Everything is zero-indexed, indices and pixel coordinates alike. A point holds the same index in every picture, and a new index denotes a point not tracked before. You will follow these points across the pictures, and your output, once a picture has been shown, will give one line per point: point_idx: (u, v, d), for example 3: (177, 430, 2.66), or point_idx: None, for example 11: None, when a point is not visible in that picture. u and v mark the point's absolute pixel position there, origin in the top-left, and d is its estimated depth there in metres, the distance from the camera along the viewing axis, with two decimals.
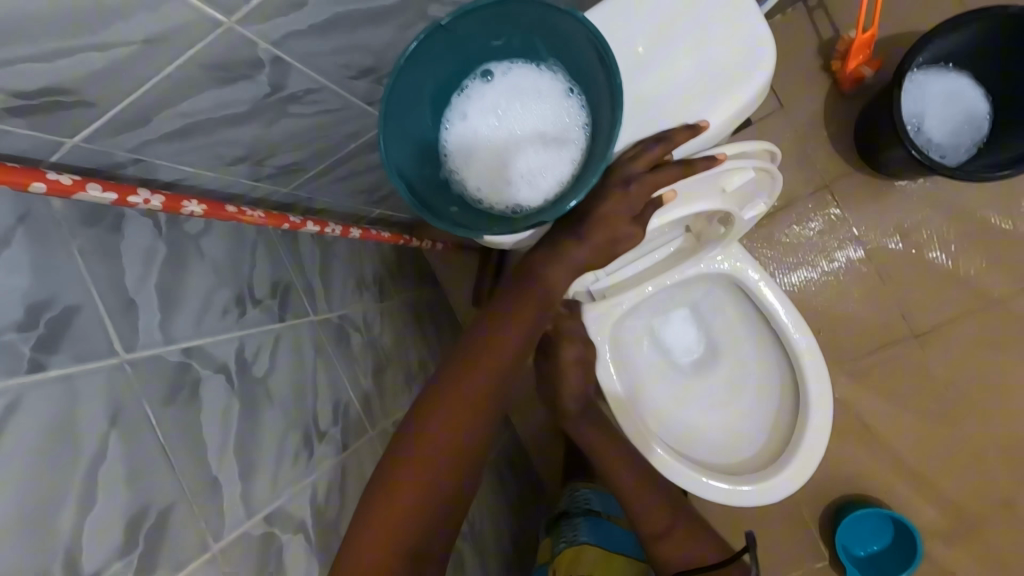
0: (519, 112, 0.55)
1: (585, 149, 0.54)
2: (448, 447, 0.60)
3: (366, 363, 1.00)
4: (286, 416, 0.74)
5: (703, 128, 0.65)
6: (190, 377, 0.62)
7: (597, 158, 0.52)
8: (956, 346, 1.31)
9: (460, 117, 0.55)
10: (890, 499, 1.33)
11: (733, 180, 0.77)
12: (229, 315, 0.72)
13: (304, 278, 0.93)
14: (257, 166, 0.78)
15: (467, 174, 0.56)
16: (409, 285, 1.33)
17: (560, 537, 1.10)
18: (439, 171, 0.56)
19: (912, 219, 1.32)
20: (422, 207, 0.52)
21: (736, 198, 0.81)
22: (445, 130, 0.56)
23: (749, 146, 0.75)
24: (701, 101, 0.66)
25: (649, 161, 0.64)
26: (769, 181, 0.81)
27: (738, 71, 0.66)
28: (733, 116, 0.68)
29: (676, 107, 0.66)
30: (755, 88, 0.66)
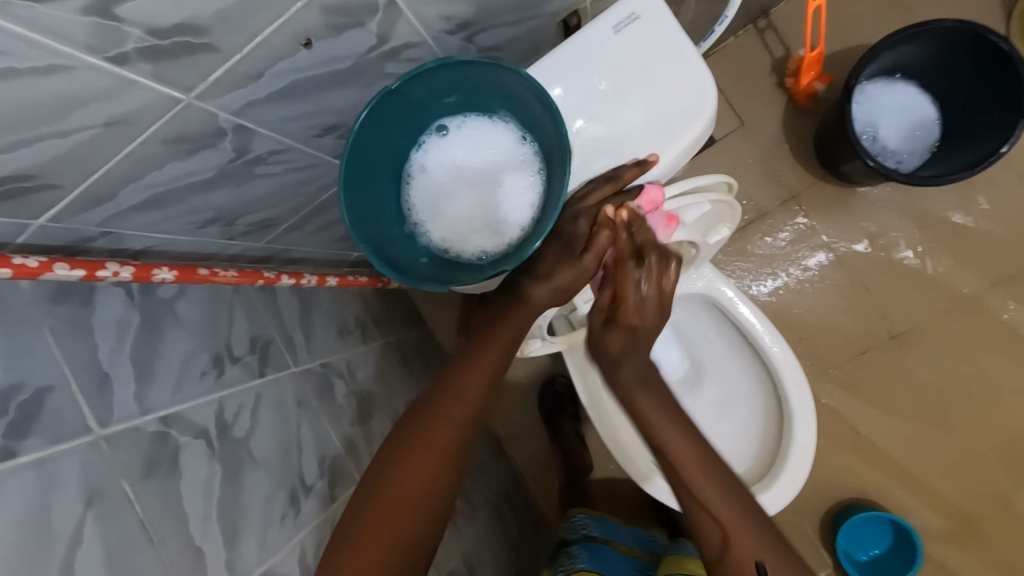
0: (476, 164, 0.56)
1: (542, 194, 0.56)
2: (425, 493, 0.59)
3: (352, 411, 0.99)
4: (270, 475, 0.73)
5: (652, 163, 0.67)
6: (169, 447, 0.62)
7: (553, 203, 0.53)
8: (934, 343, 1.33)
9: (421, 172, 0.57)
10: (887, 501, 1.34)
11: (690, 212, 0.78)
12: (206, 377, 0.72)
13: (284, 332, 0.93)
14: (229, 225, 0.78)
15: (431, 226, 0.57)
16: (391, 324, 1.33)
17: (559, 565, 1.09)
18: (406, 225, 0.57)
19: (879, 223, 1.35)
20: (389, 264, 0.53)
21: (695, 228, 0.81)
22: (407, 185, 0.57)
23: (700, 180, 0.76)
24: (650, 139, 0.69)
25: (600, 199, 0.67)
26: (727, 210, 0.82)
27: (687, 109, 0.69)
28: (681, 150, 0.70)
29: (627, 144, 0.69)
30: (701, 122, 0.69)
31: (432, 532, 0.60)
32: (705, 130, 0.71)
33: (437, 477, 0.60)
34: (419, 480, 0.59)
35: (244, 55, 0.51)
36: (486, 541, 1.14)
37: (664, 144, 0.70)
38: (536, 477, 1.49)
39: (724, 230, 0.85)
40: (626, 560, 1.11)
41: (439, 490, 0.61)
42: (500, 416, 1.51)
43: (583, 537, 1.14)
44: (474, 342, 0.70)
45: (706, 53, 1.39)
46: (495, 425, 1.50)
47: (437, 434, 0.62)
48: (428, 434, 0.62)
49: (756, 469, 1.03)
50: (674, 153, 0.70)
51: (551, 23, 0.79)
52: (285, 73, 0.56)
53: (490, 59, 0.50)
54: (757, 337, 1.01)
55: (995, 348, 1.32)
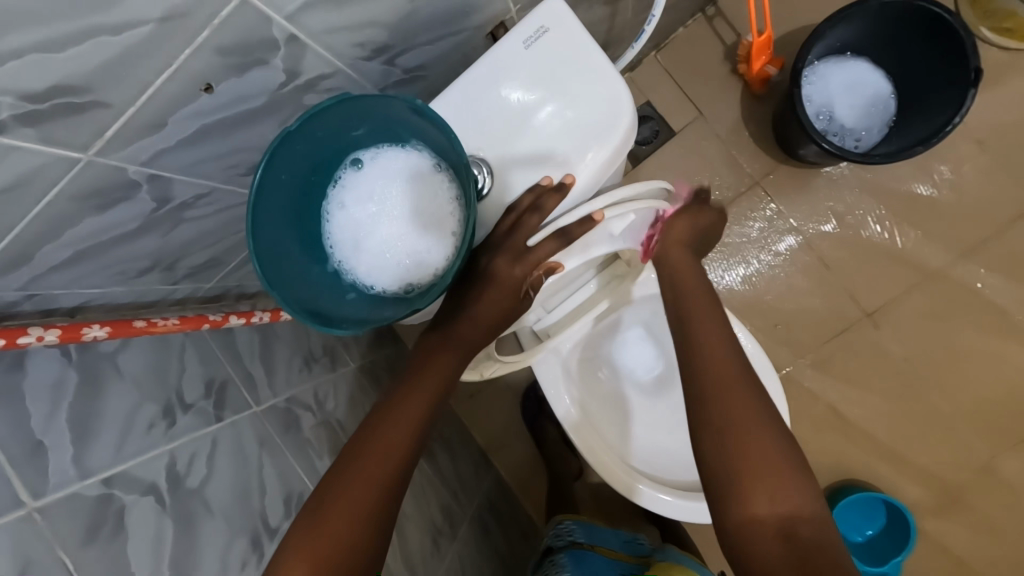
0: (393, 195, 0.55)
1: (461, 220, 0.55)
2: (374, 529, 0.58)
3: (322, 443, 0.98)
4: (228, 523, 0.72)
5: (568, 183, 0.66)
6: (113, 508, 0.60)
7: (469, 229, 0.52)
8: (912, 315, 1.32)
9: (338, 208, 0.56)
10: (877, 480, 1.33)
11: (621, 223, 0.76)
12: (155, 430, 0.70)
13: (242, 371, 0.92)
14: (169, 271, 0.77)
15: (354, 261, 0.55)
16: (363, 347, 1.32)
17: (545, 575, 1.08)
18: (328, 262, 0.56)
19: (844, 202, 1.34)
20: (308, 307, 0.52)
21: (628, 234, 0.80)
22: (327, 223, 0.56)
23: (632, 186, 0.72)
24: (566, 156, 0.68)
25: (520, 231, 0.66)
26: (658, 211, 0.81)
27: (602, 119, 0.68)
28: (599, 169, 0.69)
29: (547, 163, 0.68)
30: (621, 134, 0.68)
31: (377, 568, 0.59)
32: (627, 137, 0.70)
33: (380, 511, 0.59)
34: (360, 519, 0.58)
35: (138, 107, 0.49)
36: (472, 558, 1.13)
37: (577, 162, 0.68)
38: (524, 486, 1.49)
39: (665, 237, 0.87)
40: (612, 563, 1.09)
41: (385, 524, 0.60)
42: (483, 428, 1.49)
43: (567, 543, 1.13)
44: (414, 370, 0.69)
45: (658, 46, 1.38)
46: (480, 437, 1.49)
47: (379, 469, 0.61)
48: (370, 470, 0.60)
49: None
50: (586, 164, 0.68)
51: (476, 37, 0.78)
52: (191, 118, 0.55)
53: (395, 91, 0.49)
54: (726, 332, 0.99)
55: (972, 319, 1.31)
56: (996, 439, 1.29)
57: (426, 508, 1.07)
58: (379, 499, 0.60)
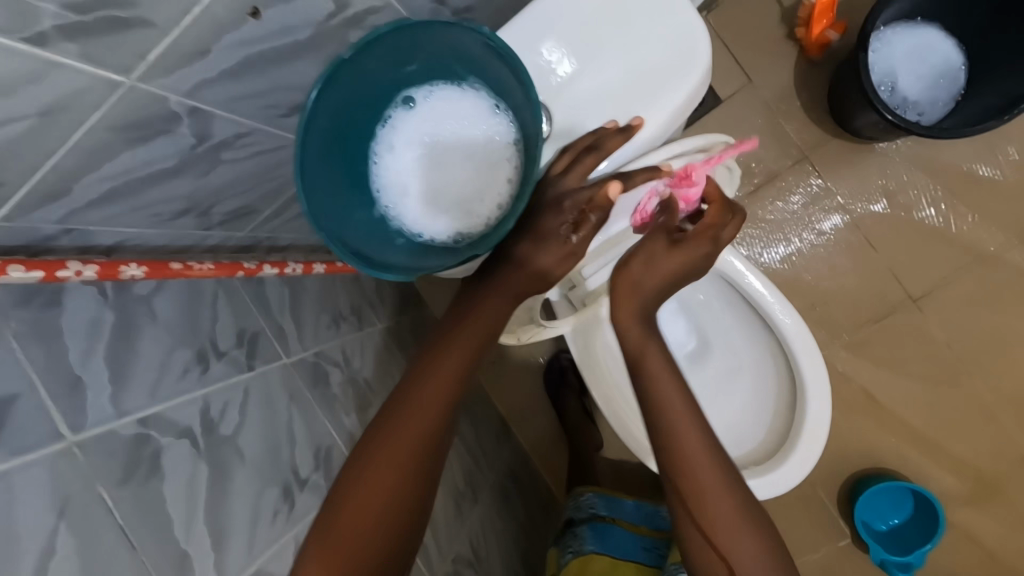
0: (450, 141, 0.52)
1: (519, 168, 0.51)
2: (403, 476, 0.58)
3: (348, 401, 0.97)
4: (260, 473, 0.71)
5: (636, 127, 0.61)
6: (149, 450, 0.60)
7: (530, 177, 0.49)
8: (961, 302, 1.26)
9: (388, 150, 0.53)
10: (906, 470, 1.30)
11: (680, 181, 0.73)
12: (189, 375, 0.70)
13: (272, 322, 0.91)
14: (203, 215, 0.75)
15: (403, 208, 0.52)
16: (390, 312, 1.30)
17: (566, 547, 1.11)
18: (375, 207, 0.53)
19: (897, 181, 1.28)
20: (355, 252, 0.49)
21: None
22: (375, 165, 0.53)
23: (692, 141, 0.71)
24: (632, 102, 0.65)
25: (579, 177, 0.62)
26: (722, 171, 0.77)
27: (668, 66, 0.65)
28: (666, 118, 0.66)
29: (610, 109, 0.65)
30: (692, 82, 0.65)
31: (404, 536, 0.58)
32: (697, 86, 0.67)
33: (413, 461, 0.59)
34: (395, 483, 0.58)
35: (182, 29, 0.47)
36: (492, 524, 1.14)
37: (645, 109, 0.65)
38: (544, 456, 1.48)
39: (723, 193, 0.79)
40: (633, 539, 1.09)
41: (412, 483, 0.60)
42: (505, 397, 1.48)
43: (591, 516, 1.13)
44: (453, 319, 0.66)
45: (710, 6, 1.30)
46: (499, 405, 1.48)
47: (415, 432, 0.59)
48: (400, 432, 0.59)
49: (767, 445, 1.00)
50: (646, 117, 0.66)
51: None
52: (234, 48, 0.52)
53: (471, 23, 0.45)
54: (771, 309, 0.96)
55: None
56: None
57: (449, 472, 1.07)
58: (414, 460, 0.59)
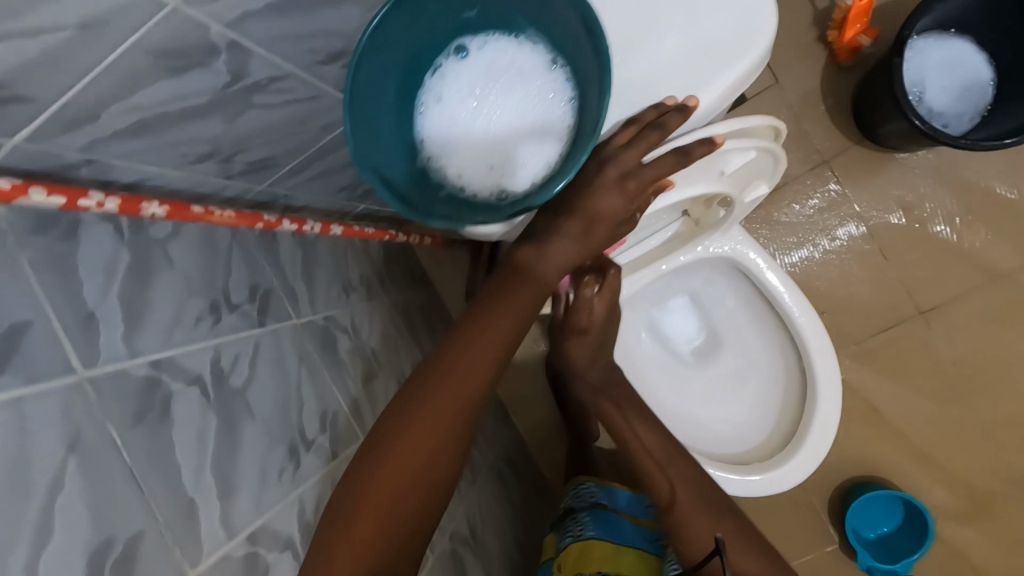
0: (499, 92, 0.52)
1: (572, 126, 0.52)
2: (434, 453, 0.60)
3: (356, 369, 0.95)
4: (268, 430, 0.69)
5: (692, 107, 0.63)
6: (160, 394, 0.58)
7: (586, 136, 0.50)
8: (967, 317, 1.27)
9: (436, 99, 0.53)
10: (899, 480, 1.31)
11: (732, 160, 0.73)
12: (201, 323, 0.68)
13: (285, 282, 0.89)
14: (226, 162, 0.73)
15: (448, 159, 0.53)
16: (398, 288, 1.29)
17: (566, 531, 1.11)
18: (416, 155, 0.53)
19: (915, 193, 1.28)
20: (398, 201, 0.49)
21: (736, 179, 0.76)
22: (420, 113, 0.53)
23: (760, 120, 0.69)
24: (690, 74, 0.65)
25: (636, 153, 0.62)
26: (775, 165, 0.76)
27: (728, 41, 0.64)
28: (723, 94, 0.66)
29: (667, 80, 0.65)
30: (752, 57, 0.65)
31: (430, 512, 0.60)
32: (756, 64, 0.66)
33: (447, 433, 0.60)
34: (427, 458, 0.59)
35: None
36: (489, 505, 1.13)
37: (703, 82, 0.65)
38: (542, 445, 1.48)
39: (762, 186, 0.78)
40: (636, 530, 1.09)
41: (427, 445, 0.59)
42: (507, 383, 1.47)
43: (591, 505, 1.13)
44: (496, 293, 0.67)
45: None
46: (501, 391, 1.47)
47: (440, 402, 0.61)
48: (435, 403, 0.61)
49: (774, 442, 1.00)
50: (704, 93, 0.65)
51: None
52: None
53: None
54: (784, 308, 0.96)
55: None
56: None
57: None
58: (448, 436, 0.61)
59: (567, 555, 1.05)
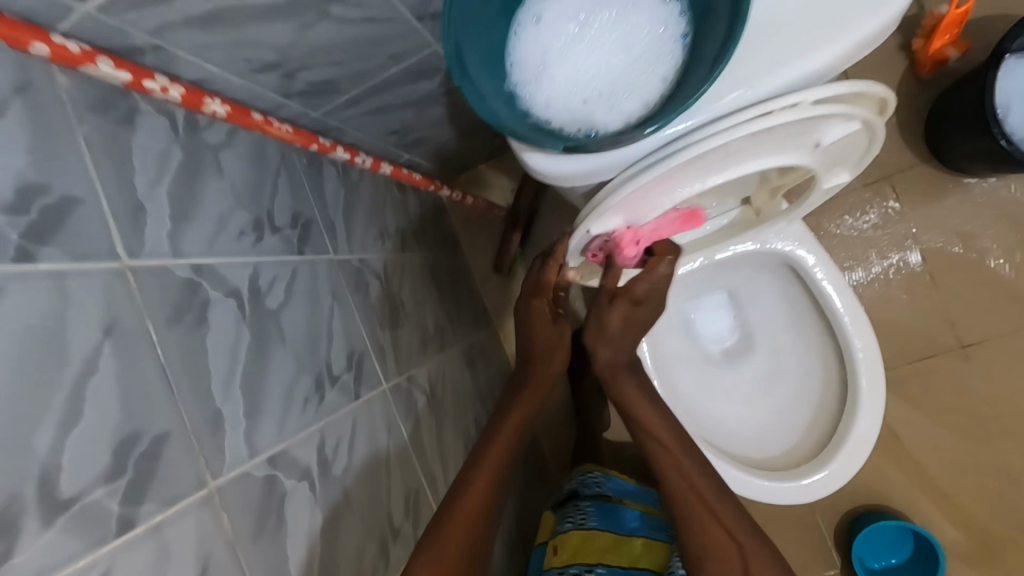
0: (599, 23, 0.53)
1: (678, 68, 0.53)
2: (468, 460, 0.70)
3: (384, 316, 0.93)
4: (298, 357, 0.67)
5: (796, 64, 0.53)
6: (199, 299, 0.55)
7: (694, 80, 0.51)
8: (1013, 358, 1.22)
9: (538, 18, 0.54)
10: (913, 514, 1.26)
11: (831, 132, 0.63)
12: (244, 239, 0.65)
13: (326, 216, 0.86)
14: (288, 78, 0.70)
15: (543, 80, 0.54)
16: (430, 247, 1.26)
17: (566, 517, 1.08)
18: (505, 82, 0.54)
19: (977, 223, 1.23)
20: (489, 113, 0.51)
21: (828, 154, 0.67)
22: (520, 30, 0.54)
23: (882, 88, 0.58)
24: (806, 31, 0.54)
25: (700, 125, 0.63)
26: (869, 143, 0.68)
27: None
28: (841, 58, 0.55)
29: (778, 35, 0.54)
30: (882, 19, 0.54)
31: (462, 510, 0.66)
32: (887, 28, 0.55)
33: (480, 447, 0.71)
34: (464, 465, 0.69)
35: None
36: None
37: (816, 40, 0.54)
38: (551, 428, 1.45)
39: (844, 174, 0.73)
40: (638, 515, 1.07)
41: None
42: None
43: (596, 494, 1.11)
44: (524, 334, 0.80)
45: None
46: None
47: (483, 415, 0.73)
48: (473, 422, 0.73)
49: (805, 451, 0.96)
50: (824, 57, 0.54)
51: None
52: None
53: None
54: (835, 313, 0.91)
55: None
56: None
57: (461, 414, 1.08)
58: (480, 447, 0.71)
59: (566, 541, 1.02)
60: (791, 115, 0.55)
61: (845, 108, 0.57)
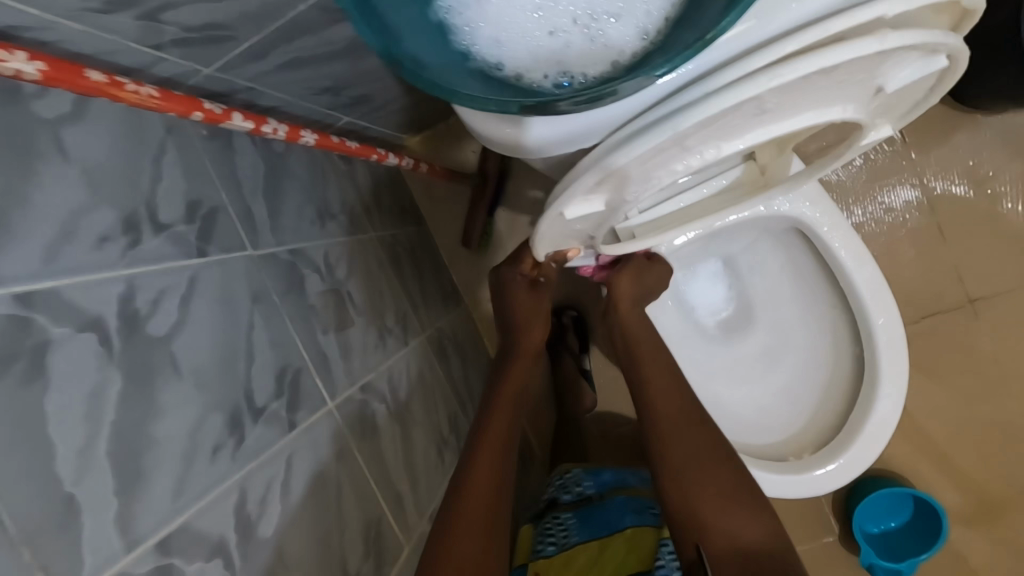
0: None
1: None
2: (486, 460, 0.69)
3: (328, 314, 0.78)
4: (203, 394, 0.52)
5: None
6: (31, 342, 0.39)
7: (709, 9, 0.38)
8: (1022, 311, 1.14)
9: None
10: (914, 477, 1.21)
11: (902, 74, 0.49)
12: (108, 247, 0.48)
13: (240, 200, 0.69)
14: (152, 19, 0.51)
15: (489, 19, 0.41)
16: (385, 221, 1.10)
17: (547, 536, 0.98)
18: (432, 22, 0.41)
19: (991, 163, 1.11)
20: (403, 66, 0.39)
21: (884, 103, 0.54)
22: None
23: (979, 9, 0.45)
24: None
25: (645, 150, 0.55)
26: (932, 86, 0.56)
27: None
28: None
29: None
30: None
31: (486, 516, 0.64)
32: None
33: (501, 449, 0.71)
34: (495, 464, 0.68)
35: None
36: None
37: None
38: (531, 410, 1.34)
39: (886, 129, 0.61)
40: (624, 502, 1.00)
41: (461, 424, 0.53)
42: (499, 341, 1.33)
43: (577, 497, 1.05)
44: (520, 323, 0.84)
45: None
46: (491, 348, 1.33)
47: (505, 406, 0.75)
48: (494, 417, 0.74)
49: (816, 436, 0.87)
50: None
51: None
52: None
53: None
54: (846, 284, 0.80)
55: None
56: None
57: (433, 415, 0.96)
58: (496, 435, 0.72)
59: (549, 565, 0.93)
60: (873, 44, 0.40)
61: (931, 36, 0.43)
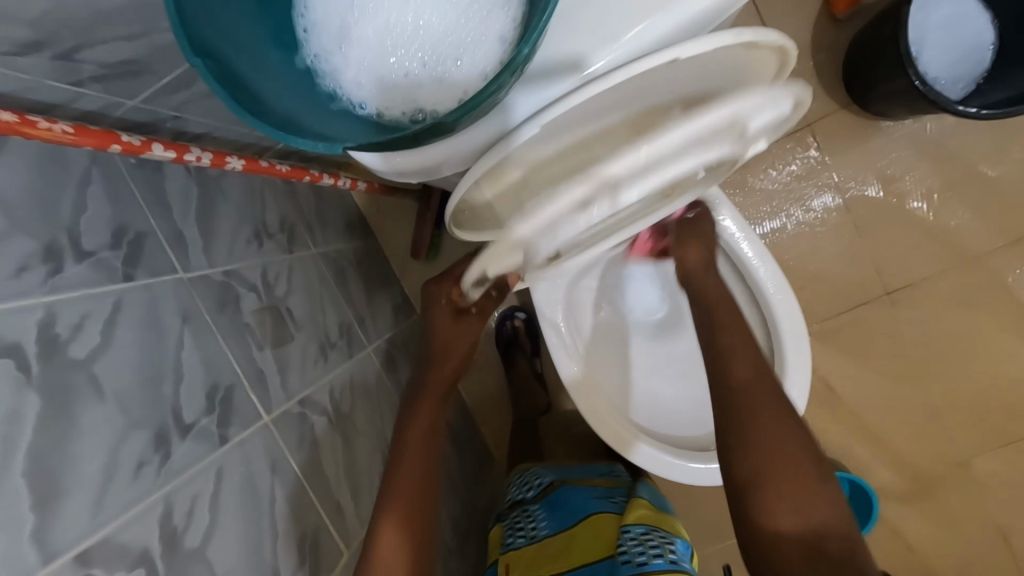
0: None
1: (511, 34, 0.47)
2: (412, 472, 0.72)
3: (264, 332, 0.80)
4: (127, 412, 0.55)
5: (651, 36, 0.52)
6: None
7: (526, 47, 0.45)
8: (934, 301, 1.22)
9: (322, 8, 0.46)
10: (847, 461, 1.28)
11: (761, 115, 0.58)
12: (27, 276, 0.50)
13: (171, 225, 0.71)
14: (68, 59, 0.54)
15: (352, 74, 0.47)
16: (331, 238, 1.13)
17: (516, 529, 1.05)
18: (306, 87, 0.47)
19: (898, 165, 1.21)
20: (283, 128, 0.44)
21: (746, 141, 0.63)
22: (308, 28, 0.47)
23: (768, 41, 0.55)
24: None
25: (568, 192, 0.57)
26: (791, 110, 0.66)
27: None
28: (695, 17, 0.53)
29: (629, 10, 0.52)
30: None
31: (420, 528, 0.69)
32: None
33: (424, 458, 0.73)
34: (417, 475, 0.72)
35: None
36: None
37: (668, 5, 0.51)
38: (489, 415, 1.38)
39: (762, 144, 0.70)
40: (586, 491, 1.07)
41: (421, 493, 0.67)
42: None
43: (540, 489, 1.11)
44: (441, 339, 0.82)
45: None
46: None
47: (422, 414, 0.77)
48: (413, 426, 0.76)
49: None
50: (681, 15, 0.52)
51: None
52: None
53: None
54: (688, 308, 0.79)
55: (994, 316, 1.21)
56: (985, 444, 1.23)
57: (380, 425, 0.98)
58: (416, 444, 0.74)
59: (517, 557, 0.99)
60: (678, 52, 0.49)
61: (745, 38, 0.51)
